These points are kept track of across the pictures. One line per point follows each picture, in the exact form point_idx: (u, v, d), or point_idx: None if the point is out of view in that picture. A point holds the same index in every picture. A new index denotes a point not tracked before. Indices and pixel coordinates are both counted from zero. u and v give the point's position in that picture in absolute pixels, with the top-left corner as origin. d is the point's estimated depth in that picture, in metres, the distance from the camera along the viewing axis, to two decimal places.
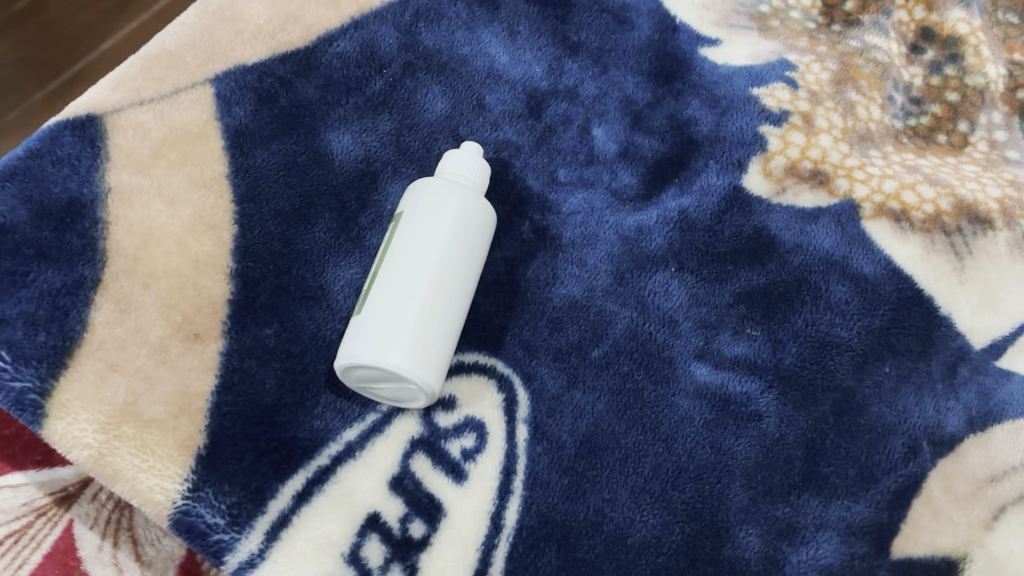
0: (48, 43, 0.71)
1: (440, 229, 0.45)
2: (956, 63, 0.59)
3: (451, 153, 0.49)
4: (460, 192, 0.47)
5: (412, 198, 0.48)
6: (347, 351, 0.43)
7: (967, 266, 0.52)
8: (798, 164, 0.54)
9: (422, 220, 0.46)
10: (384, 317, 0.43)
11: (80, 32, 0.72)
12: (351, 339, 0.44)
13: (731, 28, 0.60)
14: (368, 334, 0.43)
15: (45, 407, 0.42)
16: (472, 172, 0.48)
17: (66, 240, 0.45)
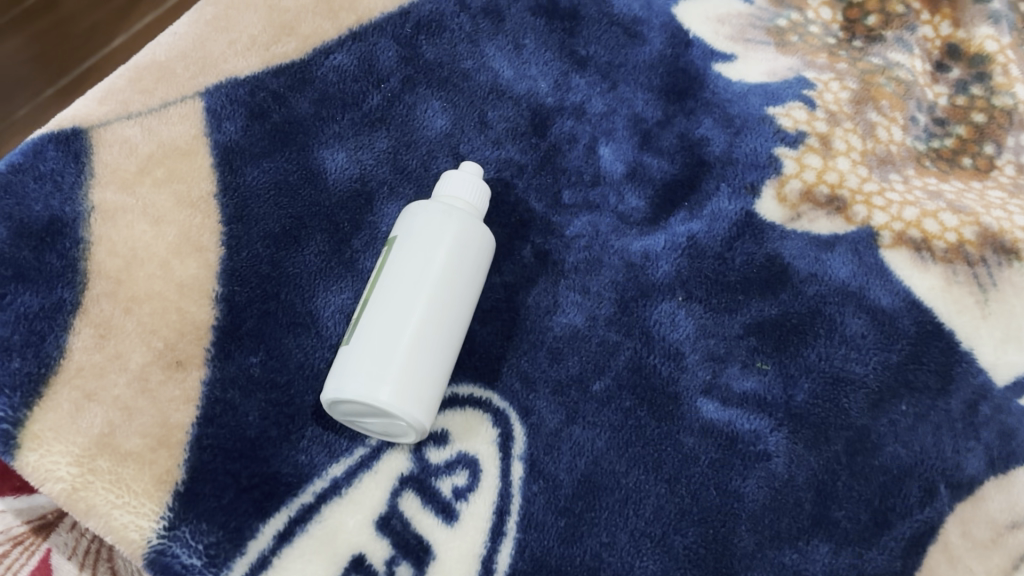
0: (61, 41, 0.71)
1: (434, 257, 0.43)
2: (982, 83, 0.56)
3: (449, 174, 0.47)
4: (456, 217, 0.45)
5: (407, 221, 0.46)
6: (335, 383, 0.41)
7: (991, 299, 0.50)
8: (814, 188, 0.51)
9: (416, 246, 0.44)
10: (373, 350, 0.41)
11: (91, 31, 0.72)
12: (339, 371, 0.42)
13: (747, 43, 0.56)
14: (356, 367, 0.41)
15: (18, 439, 0.40)
16: (470, 196, 0.46)
17: (45, 260, 0.44)
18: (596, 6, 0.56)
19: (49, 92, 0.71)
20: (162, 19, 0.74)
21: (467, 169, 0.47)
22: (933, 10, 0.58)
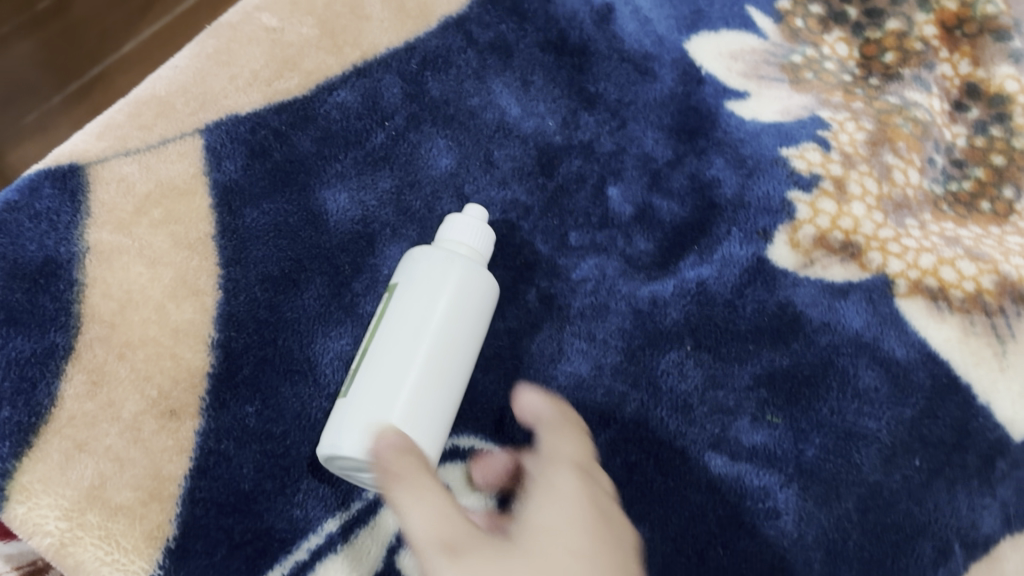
0: (70, 48, 0.76)
1: (434, 307, 0.42)
2: (1002, 123, 0.55)
3: (452, 217, 0.45)
4: (458, 263, 0.43)
5: (408, 267, 0.44)
6: (331, 438, 0.41)
7: (1009, 350, 0.48)
8: (829, 234, 0.50)
9: (416, 295, 0.43)
10: (370, 405, 0.40)
11: (105, 40, 0.77)
12: (335, 424, 0.41)
13: (761, 80, 0.55)
14: (352, 422, 0.40)
15: (5, 490, 0.39)
16: (472, 241, 0.44)
17: (38, 302, 0.43)
18: (606, 41, 0.54)
19: (57, 98, 0.75)
20: (171, 31, 0.79)
21: (471, 212, 0.46)
22: (952, 47, 0.56)
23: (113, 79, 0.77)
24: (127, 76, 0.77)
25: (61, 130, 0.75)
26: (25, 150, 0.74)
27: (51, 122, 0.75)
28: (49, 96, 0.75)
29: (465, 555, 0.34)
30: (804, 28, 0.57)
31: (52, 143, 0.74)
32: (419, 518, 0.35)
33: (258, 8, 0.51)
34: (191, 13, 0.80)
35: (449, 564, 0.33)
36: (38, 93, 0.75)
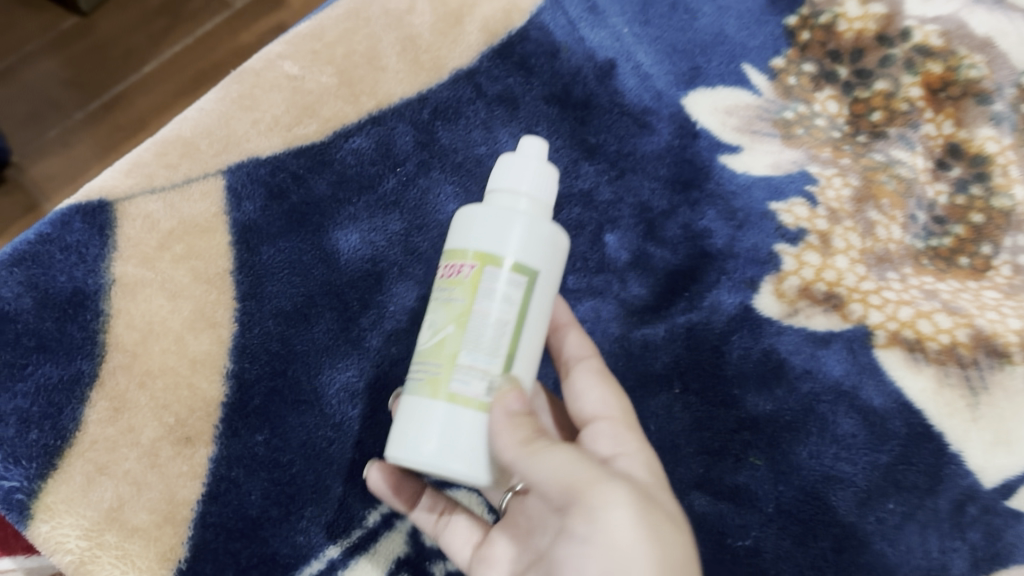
0: (92, 68, 0.82)
1: (516, 285, 0.37)
2: (982, 183, 0.56)
3: (511, 167, 0.39)
4: (523, 220, 0.38)
5: (476, 236, 0.38)
6: (451, 461, 0.36)
7: (981, 402, 0.51)
8: (813, 285, 0.53)
9: (493, 266, 0.37)
10: (456, 421, 0.36)
11: (127, 55, 0.83)
12: (450, 444, 0.36)
13: (754, 135, 0.58)
14: (440, 437, 0.36)
15: (32, 510, 0.42)
16: (533, 189, 0.39)
17: (66, 331, 0.46)
18: (608, 95, 0.57)
19: (78, 115, 0.81)
20: (190, 48, 0.83)
21: (525, 154, 0.40)
22: (937, 108, 0.58)
23: (133, 96, 0.82)
24: (146, 94, 0.82)
25: (81, 145, 0.80)
26: (46, 163, 0.79)
27: (72, 138, 0.80)
28: (72, 114, 0.81)
29: (623, 508, 0.32)
30: (797, 86, 0.59)
31: (72, 157, 0.80)
32: (557, 462, 0.34)
33: (281, 56, 0.54)
34: (210, 36, 0.84)
35: (612, 502, 0.32)
36: (62, 111, 0.81)
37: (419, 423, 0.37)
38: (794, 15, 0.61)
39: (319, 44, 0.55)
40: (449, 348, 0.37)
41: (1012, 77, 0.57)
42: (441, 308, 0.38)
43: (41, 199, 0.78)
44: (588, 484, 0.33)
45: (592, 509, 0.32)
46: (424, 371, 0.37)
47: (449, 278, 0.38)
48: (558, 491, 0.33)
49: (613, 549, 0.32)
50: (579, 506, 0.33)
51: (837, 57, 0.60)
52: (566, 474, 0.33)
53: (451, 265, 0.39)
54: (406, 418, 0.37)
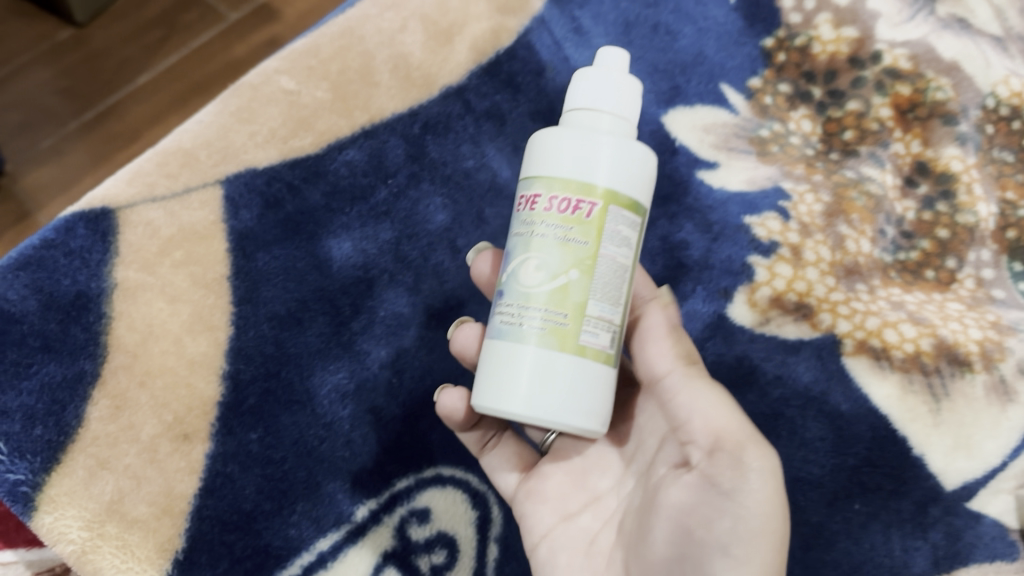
0: (87, 79, 0.84)
1: (631, 227, 0.38)
2: (948, 200, 0.59)
3: (604, 81, 0.38)
4: (631, 146, 0.38)
5: (591, 172, 0.37)
6: (564, 411, 0.36)
7: (942, 407, 0.53)
8: (784, 295, 0.56)
9: (612, 208, 0.37)
10: (567, 373, 0.36)
11: (122, 65, 0.84)
12: (570, 402, 0.36)
13: (730, 152, 0.60)
14: (556, 391, 0.36)
15: (36, 501, 0.44)
16: (629, 107, 0.39)
17: (70, 332, 0.48)
18: None
19: (73, 124, 0.82)
20: (185, 60, 0.86)
21: (615, 68, 0.39)
22: (905, 127, 0.60)
23: (127, 107, 0.83)
24: (141, 104, 0.83)
25: (75, 153, 0.81)
26: (41, 170, 0.80)
27: (66, 145, 0.81)
28: (67, 122, 0.82)
29: (771, 478, 0.34)
30: (772, 105, 0.62)
31: (67, 164, 0.81)
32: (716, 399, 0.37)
33: (278, 71, 0.57)
34: (204, 48, 0.86)
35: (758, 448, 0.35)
36: (58, 120, 0.82)
37: (533, 374, 0.36)
38: (771, 37, 0.63)
39: (315, 61, 0.57)
40: (575, 297, 0.36)
41: (977, 99, 0.60)
42: (558, 250, 0.36)
43: (32, 207, 0.79)
44: (741, 443, 0.35)
45: (743, 467, 0.34)
46: (542, 320, 0.36)
47: (561, 212, 0.37)
48: (708, 433, 0.36)
49: (747, 510, 0.34)
50: (729, 459, 0.35)
51: (811, 78, 0.62)
52: (717, 417, 0.36)
53: (560, 197, 0.37)
54: (512, 367, 0.36)
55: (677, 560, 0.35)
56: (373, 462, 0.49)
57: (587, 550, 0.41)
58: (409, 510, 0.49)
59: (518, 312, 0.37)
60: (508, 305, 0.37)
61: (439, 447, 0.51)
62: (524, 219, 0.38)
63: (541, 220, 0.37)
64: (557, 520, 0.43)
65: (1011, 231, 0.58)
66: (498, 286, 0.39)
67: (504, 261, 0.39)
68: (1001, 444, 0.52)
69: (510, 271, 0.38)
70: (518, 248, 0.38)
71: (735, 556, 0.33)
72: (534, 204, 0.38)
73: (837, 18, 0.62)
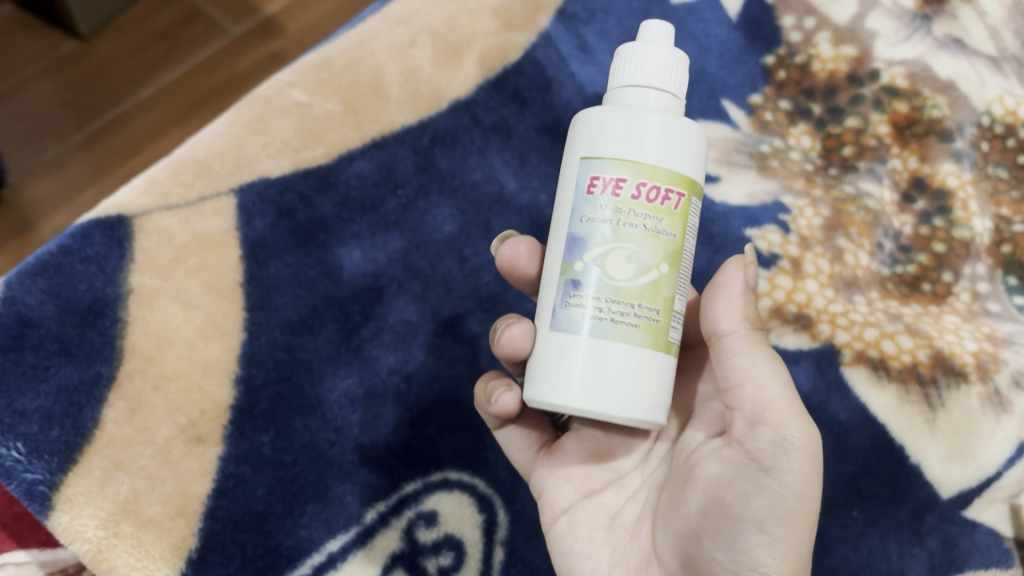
0: (90, 91, 0.83)
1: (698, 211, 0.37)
2: (944, 215, 0.60)
3: (663, 62, 0.36)
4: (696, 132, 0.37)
5: (676, 162, 0.35)
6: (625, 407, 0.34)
7: (939, 417, 0.54)
8: (784, 306, 0.57)
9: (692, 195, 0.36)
10: (630, 370, 0.34)
11: (126, 78, 0.84)
12: (633, 394, 0.34)
13: (731, 166, 0.61)
14: (617, 385, 0.34)
15: (52, 500, 0.46)
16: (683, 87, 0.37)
17: (86, 336, 0.49)
18: None
19: (75, 138, 0.82)
20: (187, 73, 0.85)
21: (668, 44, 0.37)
22: (903, 144, 0.62)
23: (131, 120, 0.82)
24: (144, 117, 0.83)
25: (78, 165, 0.81)
26: (43, 183, 0.80)
27: (69, 158, 0.81)
28: (69, 135, 0.82)
29: (810, 460, 0.36)
30: (773, 121, 0.63)
31: (68, 177, 0.80)
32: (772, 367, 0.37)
33: (291, 84, 0.58)
34: (208, 62, 0.86)
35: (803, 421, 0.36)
36: (61, 133, 0.82)
37: (599, 367, 0.34)
38: (771, 55, 0.64)
39: (326, 74, 0.58)
40: (665, 291, 0.35)
41: (972, 117, 0.62)
42: (649, 242, 0.35)
43: (34, 218, 0.78)
44: (785, 419, 0.36)
45: (785, 449, 0.35)
46: (636, 316, 0.35)
47: (649, 202, 0.35)
48: (756, 408, 0.36)
49: (785, 489, 0.35)
50: (772, 439, 0.36)
51: (811, 95, 0.63)
52: (769, 392, 0.36)
53: (648, 185, 0.35)
54: (570, 358, 0.35)
55: (707, 529, 0.37)
56: (382, 465, 0.51)
57: (611, 523, 0.42)
58: (416, 513, 0.50)
59: (606, 308, 0.35)
60: (587, 297, 0.35)
61: (447, 452, 0.51)
62: (600, 203, 0.35)
63: (629, 209, 0.35)
64: (580, 497, 0.44)
65: (1006, 246, 0.59)
66: (563, 273, 0.36)
67: (566, 246, 0.36)
68: (995, 454, 0.53)
69: (586, 260, 0.35)
70: (595, 236, 0.35)
71: (770, 532, 0.35)
72: (615, 188, 0.35)
73: (836, 36, 0.64)
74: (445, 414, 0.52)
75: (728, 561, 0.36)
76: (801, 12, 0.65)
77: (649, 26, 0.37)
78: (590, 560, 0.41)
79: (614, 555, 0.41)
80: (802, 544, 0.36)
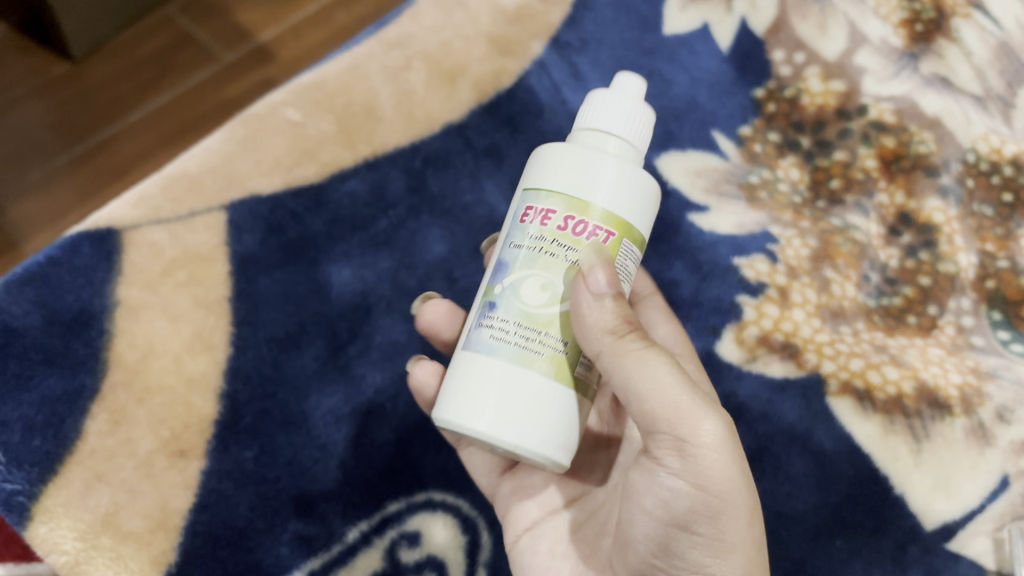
0: (79, 111, 0.83)
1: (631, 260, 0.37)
2: (930, 249, 0.60)
3: (611, 101, 0.37)
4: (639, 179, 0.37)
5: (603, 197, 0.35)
6: (491, 424, 0.34)
7: (923, 449, 0.54)
8: (771, 335, 0.57)
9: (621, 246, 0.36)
10: (492, 381, 0.34)
11: (115, 100, 0.84)
12: (488, 406, 0.34)
13: (720, 196, 0.61)
14: (477, 395, 0.34)
15: (31, 511, 0.45)
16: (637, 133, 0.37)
17: (72, 347, 0.49)
18: None
19: (60, 158, 0.81)
20: (178, 97, 0.86)
21: (626, 89, 0.37)
22: (889, 178, 0.62)
23: (120, 143, 0.83)
24: (132, 141, 0.83)
25: (64, 187, 0.80)
26: (28, 204, 0.79)
27: (55, 179, 0.80)
28: (56, 157, 0.81)
29: (722, 452, 0.35)
30: (762, 153, 0.63)
31: (54, 199, 0.80)
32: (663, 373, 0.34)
33: (284, 103, 0.58)
34: (199, 87, 0.86)
35: (701, 414, 0.34)
36: (47, 154, 0.81)
37: (470, 378, 0.35)
38: (761, 88, 0.65)
39: (321, 94, 0.59)
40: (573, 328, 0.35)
41: (958, 153, 0.63)
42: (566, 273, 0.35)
43: (18, 237, 0.78)
44: (679, 422, 0.34)
45: (687, 450, 0.34)
46: (540, 345, 0.34)
47: (573, 234, 0.35)
48: (649, 420, 0.35)
49: (700, 489, 0.35)
50: (674, 442, 0.34)
51: (800, 128, 0.64)
52: (659, 401, 0.34)
53: (575, 218, 0.35)
54: (458, 372, 0.36)
55: (646, 540, 0.37)
56: (365, 482, 0.50)
57: (573, 536, 0.42)
58: (400, 533, 0.49)
59: (512, 330, 0.35)
60: (498, 319, 0.35)
61: (431, 472, 0.51)
62: (528, 231, 0.36)
63: (552, 239, 0.35)
64: (543, 513, 0.44)
65: (990, 281, 0.59)
66: (485, 295, 0.36)
67: (494, 270, 0.37)
68: (979, 487, 0.53)
69: (505, 285, 0.35)
70: (518, 260, 0.35)
71: (699, 533, 0.35)
72: (544, 218, 0.35)
73: (825, 71, 0.65)
74: (430, 434, 0.52)
75: (670, 566, 0.36)
76: (790, 46, 0.66)
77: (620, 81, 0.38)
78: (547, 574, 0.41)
79: (574, 566, 0.41)
80: (740, 534, 0.36)
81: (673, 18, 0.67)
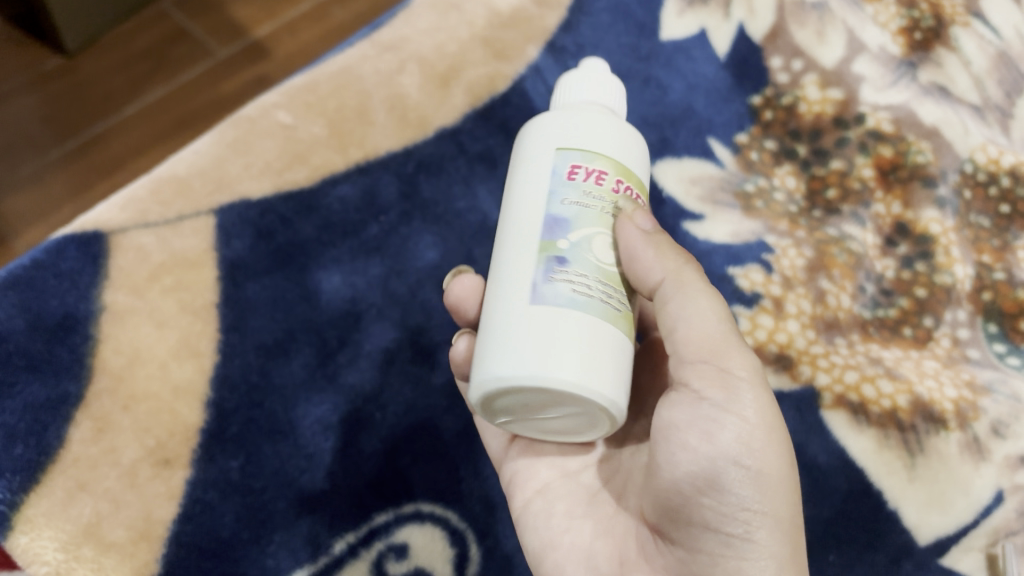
0: (72, 106, 0.82)
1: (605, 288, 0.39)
2: (926, 260, 0.59)
3: (575, 81, 0.40)
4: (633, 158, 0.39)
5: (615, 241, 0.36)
6: (604, 335, 0.33)
7: (917, 463, 0.53)
8: (765, 346, 0.56)
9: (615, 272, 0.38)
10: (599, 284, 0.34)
11: (108, 95, 0.83)
12: (594, 326, 0.33)
13: (715, 206, 0.61)
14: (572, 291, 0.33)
15: (11, 521, 0.44)
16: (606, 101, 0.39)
17: (56, 353, 0.49)
18: None
19: (51, 153, 0.80)
20: (171, 93, 0.84)
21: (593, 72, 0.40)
22: (886, 188, 0.61)
23: (112, 138, 0.81)
24: (125, 136, 0.82)
25: (55, 180, 0.79)
26: (19, 198, 0.78)
27: (46, 173, 0.79)
28: (47, 151, 0.80)
29: (754, 385, 0.38)
30: (758, 161, 0.62)
31: (45, 195, 0.78)
32: (711, 307, 0.39)
33: (276, 106, 0.58)
34: (193, 83, 0.85)
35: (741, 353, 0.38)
36: (39, 148, 0.80)
37: (574, 295, 0.33)
38: (758, 96, 0.64)
39: (313, 97, 0.59)
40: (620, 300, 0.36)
41: (956, 164, 0.62)
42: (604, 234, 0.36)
43: (8, 232, 0.76)
44: (725, 353, 0.38)
45: (728, 378, 0.37)
46: (617, 301, 0.35)
47: (616, 191, 0.37)
48: (694, 349, 0.38)
49: (744, 421, 0.37)
50: (716, 371, 0.37)
51: (797, 136, 0.63)
52: (708, 328, 0.38)
53: (622, 180, 0.37)
54: (545, 329, 0.33)
55: (688, 478, 0.36)
56: (352, 493, 0.49)
57: (592, 499, 0.42)
58: (387, 544, 0.48)
59: (592, 285, 0.34)
60: (576, 273, 0.34)
61: (420, 483, 0.50)
62: (580, 189, 0.36)
63: (611, 198, 0.36)
64: (558, 475, 0.44)
65: (986, 293, 0.58)
66: (543, 251, 0.34)
67: (545, 226, 0.35)
68: (973, 502, 0.52)
69: (573, 241, 0.35)
70: (582, 219, 0.35)
71: (747, 466, 0.36)
72: (598, 178, 0.36)
73: (823, 79, 0.64)
74: (420, 444, 0.51)
75: (717, 506, 0.36)
76: (788, 53, 0.65)
77: (576, 78, 0.40)
78: (571, 532, 0.41)
79: (596, 527, 0.41)
80: (780, 476, 0.37)
81: (670, 24, 0.66)
